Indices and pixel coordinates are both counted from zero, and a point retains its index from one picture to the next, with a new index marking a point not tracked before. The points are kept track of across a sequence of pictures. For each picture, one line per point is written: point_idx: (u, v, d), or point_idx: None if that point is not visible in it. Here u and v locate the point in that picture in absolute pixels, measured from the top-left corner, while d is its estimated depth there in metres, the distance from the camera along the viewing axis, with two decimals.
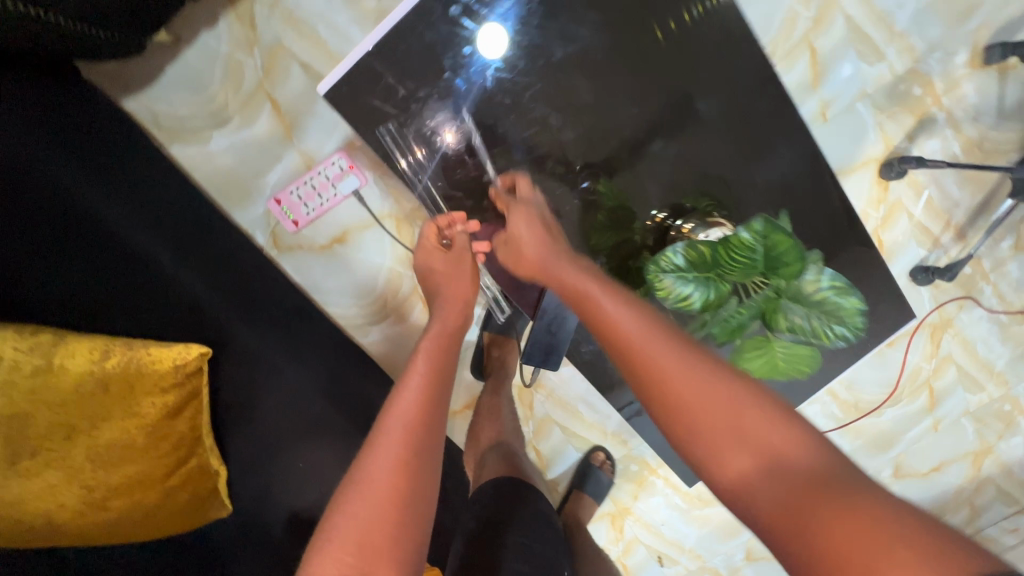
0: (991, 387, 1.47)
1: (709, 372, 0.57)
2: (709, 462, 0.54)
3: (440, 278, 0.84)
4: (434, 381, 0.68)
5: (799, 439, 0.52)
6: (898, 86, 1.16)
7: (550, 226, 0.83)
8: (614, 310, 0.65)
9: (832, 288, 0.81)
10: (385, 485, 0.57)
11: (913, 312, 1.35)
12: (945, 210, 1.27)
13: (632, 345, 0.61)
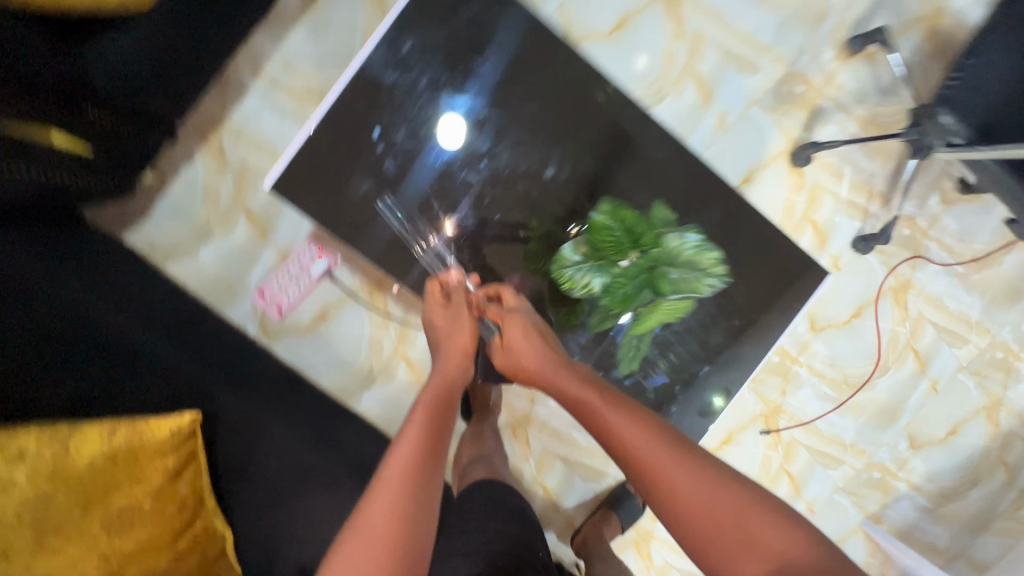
0: (974, 337, 1.49)
1: (712, 483, 0.70)
2: (721, 562, 0.67)
3: (439, 332, 0.88)
4: (431, 435, 0.73)
5: (794, 540, 0.66)
6: (782, 88, 1.32)
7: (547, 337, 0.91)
8: (621, 425, 0.76)
9: (690, 243, 0.88)
10: (381, 535, 0.62)
11: (867, 280, 1.42)
12: (864, 182, 1.38)
13: (641, 459, 0.73)
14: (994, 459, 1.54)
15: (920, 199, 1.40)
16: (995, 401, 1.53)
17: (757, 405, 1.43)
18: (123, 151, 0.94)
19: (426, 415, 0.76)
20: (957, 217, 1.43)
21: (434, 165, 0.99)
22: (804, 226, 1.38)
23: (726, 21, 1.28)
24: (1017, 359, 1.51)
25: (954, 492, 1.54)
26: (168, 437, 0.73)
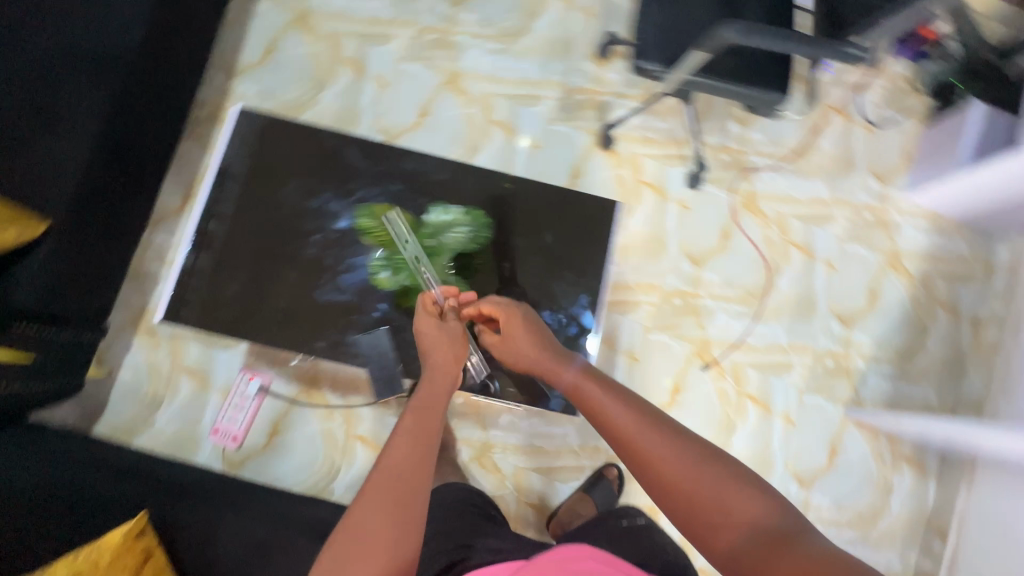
0: (838, 212, 1.65)
1: (690, 457, 0.83)
2: (696, 524, 0.80)
3: (432, 344, 0.98)
4: (423, 439, 0.83)
5: (753, 499, 0.79)
6: (567, 102, 1.63)
7: (539, 328, 1.05)
8: (613, 407, 0.91)
9: (438, 213, 1.20)
10: (382, 533, 0.73)
11: (718, 206, 1.62)
12: (669, 137, 1.64)
13: (628, 436, 0.87)
14: (926, 302, 1.62)
15: (722, 129, 1.65)
16: (892, 255, 1.65)
17: (686, 347, 1.53)
18: (60, 354, 1.19)
19: (415, 422, 0.85)
20: (760, 129, 1.67)
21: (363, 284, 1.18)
22: (642, 189, 1.61)
23: (501, 77, 1.63)
24: (884, 213, 1.67)
25: (911, 348, 1.59)
26: (123, 538, 0.96)
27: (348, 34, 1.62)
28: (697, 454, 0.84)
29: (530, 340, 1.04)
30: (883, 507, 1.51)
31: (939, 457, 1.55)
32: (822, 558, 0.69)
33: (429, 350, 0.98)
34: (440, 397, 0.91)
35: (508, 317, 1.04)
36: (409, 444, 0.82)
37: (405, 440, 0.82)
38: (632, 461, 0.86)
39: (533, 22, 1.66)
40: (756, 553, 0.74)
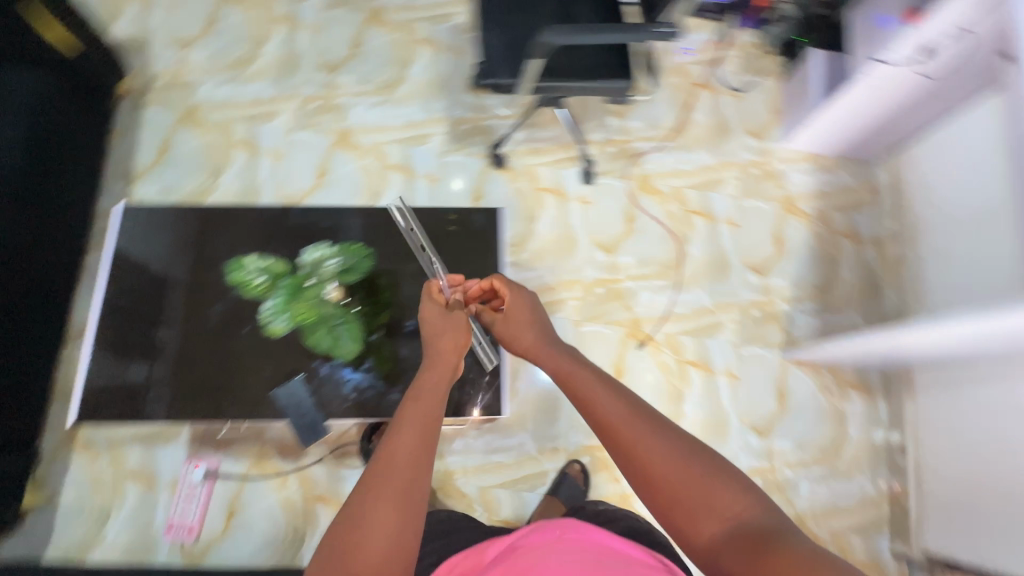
0: (727, 173, 1.77)
1: (680, 447, 0.77)
2: (681, 524, 0.74)
3: (433, 329, 0.99)
4: (428, 423, 0.79)
5: (742, 499, 0.72)
6: (454, 133, 1.74)
7: (538, 311, 1.06)
8: (604, 398, 0.85)
9: (321, 253, 1.33)
10: (383, 525, 0.67)
11: (616, 194, 1.71)
12: (555, 142, 1.75)
13: (619, 428, 0.81)
14: (828, 235, 1.72)
15: (600, 125, 1.78)
16: (786, 200, 1.76)
17: (618, 330, 1.59)
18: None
19: (416, 408, 0.82)
20: (636, 118, 1.80)
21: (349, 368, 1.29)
22: (542, 194, 1.70)
23: (387, 126, 1.74)
24: (769, 164, 1.79)
25: (826, 280, 1.68)
26: None
27: (238, 119, 1.73)
28: (691, 452, 0.77)
29: (529, 321, 1.05)
30: (842, 436, 1.55)
31: (881, 376, 1.61)
32: (814, 560, 0.62)
33: (432, 335, 0.98)
34: (443, 384, 0.89)
35: (514, 297, 1.07)
36: (409, 430, 0.77)
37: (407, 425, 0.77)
38: (621, 452, 0.80)
39: (408, 71, 1.79)
40: (741, 558, 0.67)
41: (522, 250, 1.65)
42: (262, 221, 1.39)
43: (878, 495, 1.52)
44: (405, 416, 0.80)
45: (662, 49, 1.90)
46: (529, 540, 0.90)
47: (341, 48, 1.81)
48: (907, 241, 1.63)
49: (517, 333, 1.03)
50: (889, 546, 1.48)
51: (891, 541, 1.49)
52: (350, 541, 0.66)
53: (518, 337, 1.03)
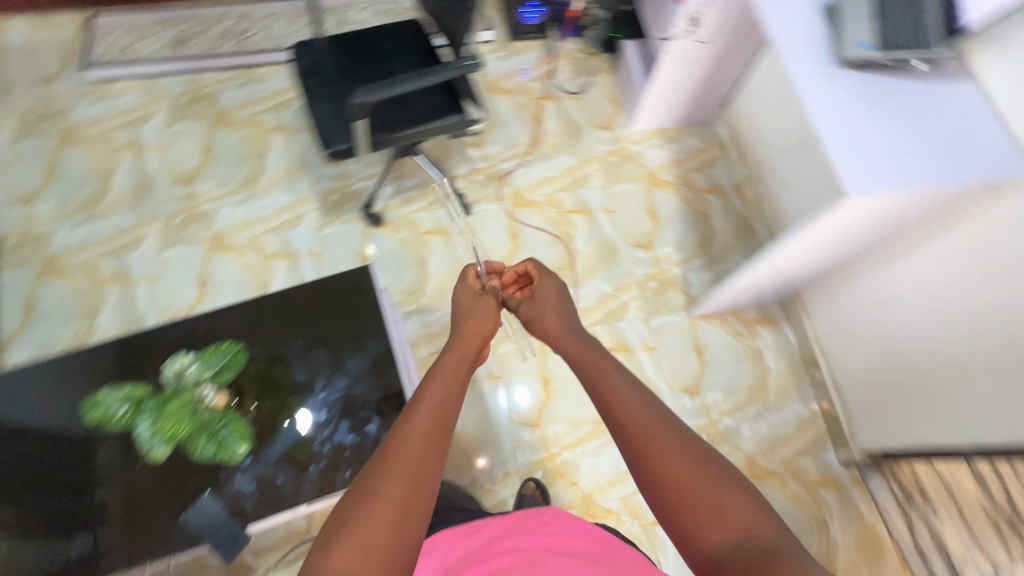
0: (589, 169, 1.90)
1: (694, 451, 0.76)
2: (689, 528, 0.72)
3: (469, 314, 1.09)
4: (445, 405, 0.84)
5: (755, 513, 0.70)
6: (326, 206, 1.78)
7: (564, 297, 1.14)
8: (622, 389, 0.87)
9: (184, 363, 1.19)
10: (395, 494, 0.71)
11: (495, 217, 1.80)
12: (425, 186, 1.82)
13: (630, 417, 0.82)
14: (693, 197, 1.88)
15: (462, 160, 1.88)
16: (649, 176, 1.90)
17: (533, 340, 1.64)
18: None
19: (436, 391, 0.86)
20: (493, 144, 1.92)
21: (285, 441, 1.22)
22: (427, 238, 1.76)
23: (259, 218, 1.75)
24: (623, 151, 1.94)
25: (703, 236, 1.82)
26: None
27: (103, 256, 1.69)
28: (703, 455, 0.75)
29: (555, 308, 1.11)
30: (762, 370, 1.65)
31: (779, 304, 1.74)
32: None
33: (465, 315, 1.09)
34: (461, 372, 0.93)
35: (547, 283, 1.16)
36: (428, 410, 0.82)
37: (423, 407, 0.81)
38: (629, 443, 0.81)
39: (265, 162, 1.83)
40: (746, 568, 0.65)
41: (422, 295, 1.69)
42: (127, 348, 1.29)
43: (810, 413, 1.62)
44: (422, 399, 0.84)
45: (498, 76, 2.04)
46: (541, 522, 0.93)
47: (192, 159, 1.82)
48: (758, 180, 1.81)
49: (543, 317, 1.10)
50: (836, 457, 1.57)
51: (835, 451, 1.57)
52: (364, 511, 0.69)
53: (542, 319, 1.09)
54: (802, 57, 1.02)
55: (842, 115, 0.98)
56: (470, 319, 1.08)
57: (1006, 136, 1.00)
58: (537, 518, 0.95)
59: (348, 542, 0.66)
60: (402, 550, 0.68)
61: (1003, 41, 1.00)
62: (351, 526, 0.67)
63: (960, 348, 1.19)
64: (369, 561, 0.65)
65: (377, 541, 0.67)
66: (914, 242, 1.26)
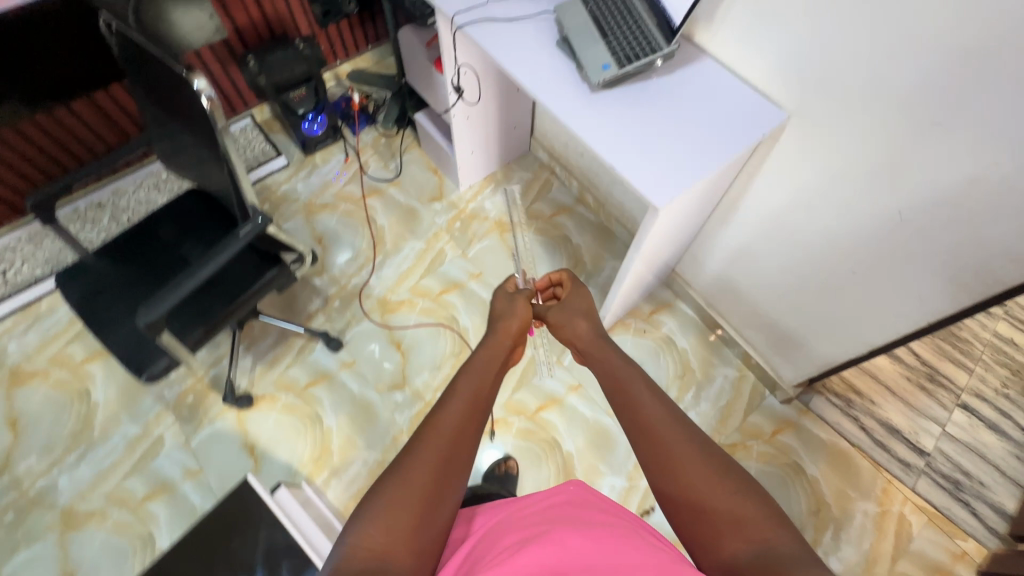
0: (440, 244, 1.85)
1: (716, 461, 0.71)
2: (704, 540, 0.67)
3: (505, 320, 1.06)
4: (475, 402, 0.81)
5: (775, 526, 0.63)
6: (183, 414, 1.55)
7: (590, 305, 1.10)
8: (647, 393, 0.83)
9: None
10: (421, 483, 0.68)
11: (370, 335, 1.69)
12: (285, 339, 1.66)
13: (649, 420, 0.79)
14: (546, 225, 1.90)
15: (312, 295, 1.75)
16: (497, 225, 1.90)
17: None
18: None
19: (467, 390, 0.84)
20: (336, 263, 1.81)
21: None
22: (310, 391, 1.59)
23: (109, 468, 1.48)
24: (463, 213, 1.92)
25: (572, 256, 1.84)
26: None
27: None
28: (726, 468, 0.71)
29: (582, 314, 1.06)
30: (680, 354, 1.68)
31: (664, 285, 1.79)
32: None
33: (498, 317, 1.07)
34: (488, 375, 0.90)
35: (578, 287, 1.14)
36: (457, 405, 0.80)
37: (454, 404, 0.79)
38: (647, 446, 0.77)
39: (91, 400, 1.56)
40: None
41: (330, 455, 1.51)
42: None
43: (737, 371, 1.66)
44: (455, 398, 0.81)
45: (310, 196, 1.94)
46: (556, 503, 0.74)
47: None
48: (593, 187, 1.87)
49: (569, 322, 1.05)
50: (776, 399, 1.62)
51: (774, 394, 1.62)
52: (391, 495, 0.67)
53: (569, 325, 1.06)
54: (561, 97, 1.06)
55: (617, 137, 1.03)
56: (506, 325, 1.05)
57: (756, 93, 1.10)
58: (550, 495, 0.77)
59: (378, 522, 0.64)
60: (425, 537, 0.65)
61: (712, 18, 1.09)
62: (379, 509, 0.65)
63: (811, 273, 1.26)
64: (400, 541, 0.63)
65: (402, 528, 0.64)
66: (732, 203, 1.34)
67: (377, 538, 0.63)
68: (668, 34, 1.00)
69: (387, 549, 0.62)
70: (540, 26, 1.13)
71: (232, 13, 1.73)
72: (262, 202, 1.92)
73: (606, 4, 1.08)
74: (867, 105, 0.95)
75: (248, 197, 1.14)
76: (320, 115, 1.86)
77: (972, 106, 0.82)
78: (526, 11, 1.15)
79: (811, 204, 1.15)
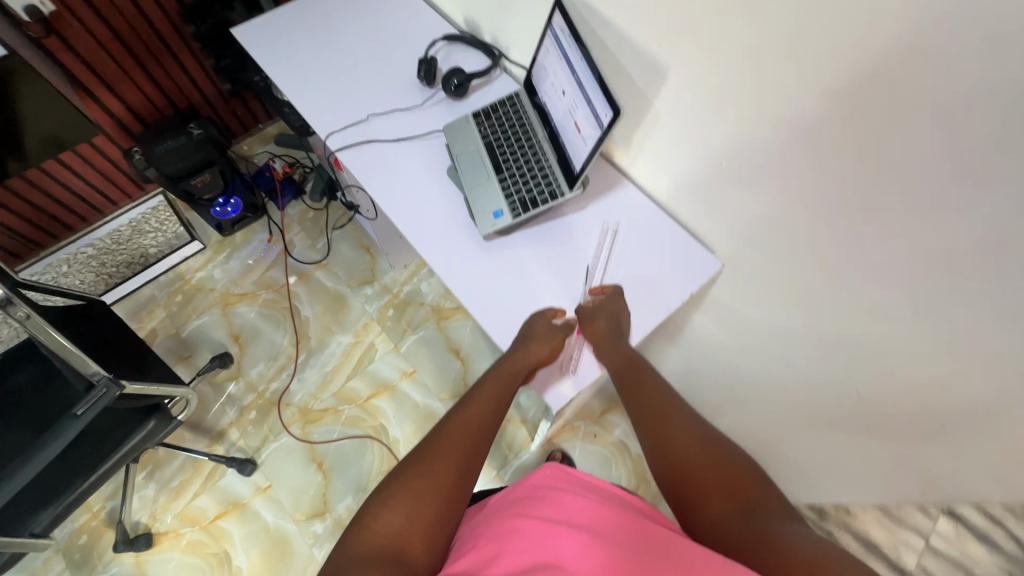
0: (371, 337, 1.67)
1: (712, 436, 0.70)
2: (695, 511, 0.63)
3: (534, 338, 0.81)
4: (498, 401, 0.76)
5: (760, 486, 0.63)
6: (75, 559, 1.38)
7: (622, 315, 0.84)
8: (649, 374, 0.80)
9: None
10: (443, 475, 0.65)
11: (290, 452, 1.51)
12: (195, 463, 1.49)
13: (651, 401, 0.76)
14: None
15: (225, 405, 1.58)
16: (435, 311, 1.72)
17: None
18: None
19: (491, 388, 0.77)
20: (254, 364, 1.64)
21: None
22: (218, 525, 1.42)
23: None
24: (397, 297, 1.74)
25: None
26: None
27: None
28: (719, 439, 0.70)
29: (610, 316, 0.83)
30: (635, 463, 1.52)
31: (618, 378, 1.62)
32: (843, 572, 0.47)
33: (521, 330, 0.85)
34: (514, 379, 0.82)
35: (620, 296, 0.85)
36: (477, 404, 0.75)
37: (479, 403, 0.75)
38: (646, 425, 0.74)
39: None
40: (747, 547, 0.56)
41: None
42: None
43: None
44: (482, 392, 0.77)
45: (227, 285, 1.75)
46: (535, 491, 0.68)
47: None
48: None
49: (592, 321, 0.83)
50: None
51: None
52: (414, 480, 0.64)
53: (591, 326, 0.82)
54: (448, 248, 0.88)
55: (515, 296, 0.86)
56: (534, 347, 0.79)
57: (683, 232, 0.93)
58: (528, 486, 0.70)
59: (397, 509, 0.62)
60: (443, 536, 0.61)
61: (631, 141, 0.92)
62: (397, 496, 0.63)
63: (766, 415, 1.09)
64: (418, 530, 0.60)
65: (421, 518, 0.61)
66: (678, 324, 1.16)
67: (393, 526, 0.60)
68: (569, 178, 0.82)
69: (402, 538, 0.59)
70: (431, 152, 0.95)
71: (120, 93, 1.54)
72: (174, 293, 1.74)
73: (503, 128, 0.91)
74: (815, 266, 0.78)
75: (86, 365, 0.95)
76: (233, 197, 1.70)
77: (945, 306, 0.64)
78: (415, 130, 0.97)
79: (763, 349, 0.98)
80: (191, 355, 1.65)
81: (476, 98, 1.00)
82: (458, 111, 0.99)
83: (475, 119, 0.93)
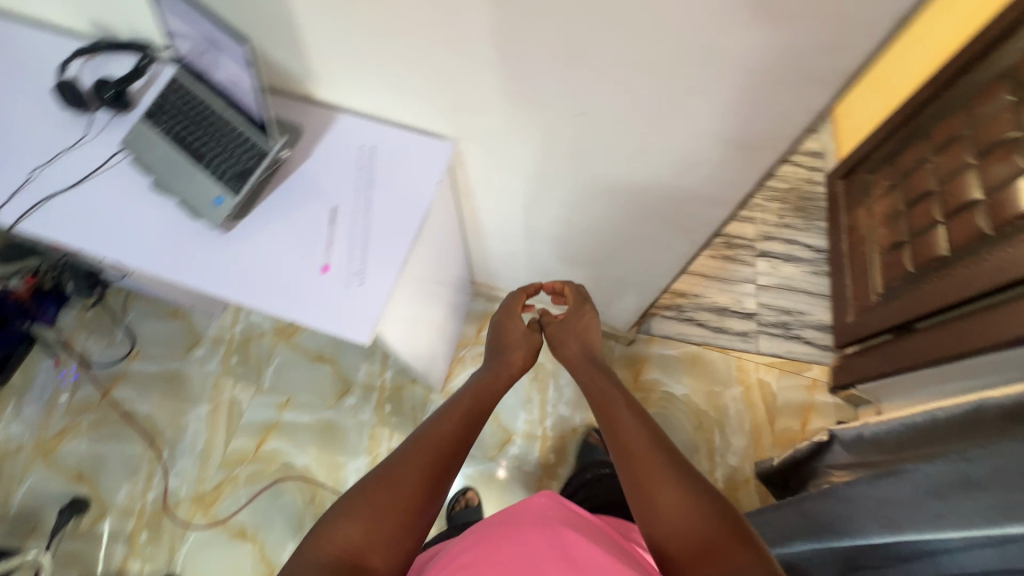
0: (228, 394, 1.55)
1: (699, 486, 0.62)
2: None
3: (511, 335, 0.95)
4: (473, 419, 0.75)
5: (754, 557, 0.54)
6: None
7: (589, 326, 0.98)
8: (629, 414, 0.74)
9: None
10: (412, 490, 0.63)
11: (205, 543, 1.40)
12: None
13: (629, 439, 0.70)
14: None
15: (109, 545, 1.40)
16: (277, 334, 1.62)
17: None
18: None
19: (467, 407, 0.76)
20: (117, 488, 1.45)
21: None
22: None
23: None
24: (231, 343, 1.61)
25: None
26: None
27: None
28: (706, 493, 0.61)
29: (577, 334, 0.96)
30: None
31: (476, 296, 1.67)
32: None
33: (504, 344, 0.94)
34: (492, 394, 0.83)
35: (581, 302, 1.00)
36: (454, 421, 0.73)
37: (457, 419, 0.74)
38: (625, 469, 0.68)
39: None
40: None
41: None
42: None
43: None
44: (456, 411, 0.75)
45: (35, 434, 1.50)
46: (527, 514, 0.72)
47: None
48: None
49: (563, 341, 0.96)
50: (624, 344, 1.64)
51: (619, 341, 1.64)
52: (375, 497, 0.62)
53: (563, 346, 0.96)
54: (189, 257, 0.82)
55: (278, 267, 0.82)
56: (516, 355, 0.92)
57: (410, 133, 0.94)
58: (522, 507, 0.74)
59: (358, 522, 0.60)
60: (404, 547, 0.61)
61: (317, 74, 0.90)
62: (356, 508, 0.61)
63: (579, 252, 1.20)
64: (381, 545, 0.59)
65: (381, 531, 0.60)
66: (474, 218, 1.21)
67: (350, 542, 0.58)
68: (263, 130, 0.80)
69: (360, 553, 0.58)
70: (122, 175, 0.86)
71: None
72: None
73: (180, 117, 0.84)
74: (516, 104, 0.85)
75: None
76: None
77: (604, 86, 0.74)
78: (87, 161, 0.86)
79: (538, 198, 1.06)
80: (37, 524, 1.42)
81: (143, 102, 0.91)
82: (128, 122, 0.90)
83: (147, 119, 0.85)
